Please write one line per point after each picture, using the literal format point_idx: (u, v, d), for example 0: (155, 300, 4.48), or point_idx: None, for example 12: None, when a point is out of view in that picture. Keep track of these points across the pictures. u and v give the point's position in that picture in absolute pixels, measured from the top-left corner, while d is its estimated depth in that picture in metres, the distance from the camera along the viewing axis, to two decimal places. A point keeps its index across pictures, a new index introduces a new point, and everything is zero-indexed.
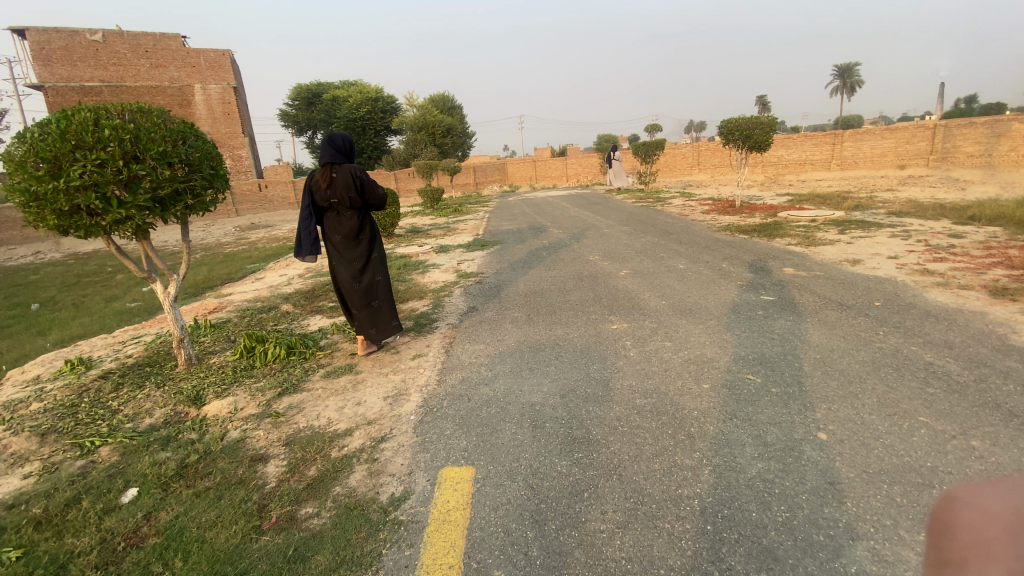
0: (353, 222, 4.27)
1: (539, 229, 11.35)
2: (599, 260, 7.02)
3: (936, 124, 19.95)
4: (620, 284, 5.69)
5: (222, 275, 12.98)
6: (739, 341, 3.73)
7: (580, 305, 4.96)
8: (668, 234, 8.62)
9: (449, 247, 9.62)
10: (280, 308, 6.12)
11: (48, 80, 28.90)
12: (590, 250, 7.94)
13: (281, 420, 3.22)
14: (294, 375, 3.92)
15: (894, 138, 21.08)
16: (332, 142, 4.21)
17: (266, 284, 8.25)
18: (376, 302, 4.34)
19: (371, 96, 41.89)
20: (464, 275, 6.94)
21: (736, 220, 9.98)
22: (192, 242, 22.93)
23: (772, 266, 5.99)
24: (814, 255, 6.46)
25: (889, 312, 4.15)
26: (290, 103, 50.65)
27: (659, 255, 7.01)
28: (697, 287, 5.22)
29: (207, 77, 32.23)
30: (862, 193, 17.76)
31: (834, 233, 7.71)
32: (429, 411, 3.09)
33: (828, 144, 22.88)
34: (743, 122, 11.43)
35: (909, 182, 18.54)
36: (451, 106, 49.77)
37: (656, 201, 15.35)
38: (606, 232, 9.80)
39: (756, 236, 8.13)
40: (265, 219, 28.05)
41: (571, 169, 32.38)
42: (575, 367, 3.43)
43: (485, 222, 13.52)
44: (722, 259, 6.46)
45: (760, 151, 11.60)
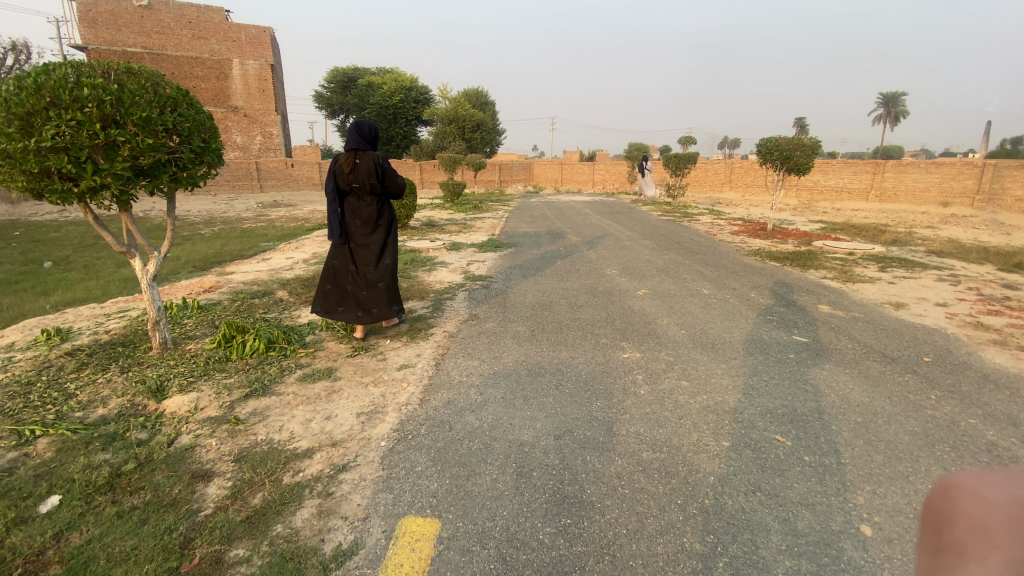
0: (373, 208, 4.20)
1: (558, 234, 10.92)
2: (618, 275, 6.57)
3: (985, 163, 19.00)
4: (637, 305, 5.24)
5: (234, 251, 12.84)
6: (768, 389, 3.26)
7: (590, 325, 4.53)
8: (693, 254, 8.13)
9: (462, 245, 9.25)
10: (274, 295, 5.81)
11: (93, 43, 29.44)
12: (608, 262, 7.49)
13: (239, 428, 2.86)
14: (268, 374, 3.57)
15: (939, 173, 20.14)
16: (359, 128, 4.11)
17: (271, 266, 8.00)
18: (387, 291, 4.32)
19: (405, 85, 41.82)
20: (472, 278, 6.56)
21: (767, 245, 9.42)
22: (213, 214, 23.00)
23: (805, 301, 5.46)
24: (852, 293, 5.91)
25: (940, 371, 3.63)
26: (326, 85, 51.06)
27: (681, 276, 6.54)
28: (722, 318, 4.75)
29: (246, 52, 32.51)
30: (900, 228, 16.94)
31: (874, 270, 7.13)
32: (402, 437, 2.70)
33: (868, 173, 21.98)
34: (783, 142, 10.84)
35: (951, 221, 17.65)
36: (484, 102, 49.63)
37: (682, 217, 14.79)
38: (627, 244, 9.32)
39: (788, 265, 7.59)
40: (287, 198, 28.14)
41: (598, 175, 31.80)
42: (576, 401, 3.01)
43: (503, 222, 13.15)
44: (751, 288, 5.95)
45: (798, 174, 10.99)
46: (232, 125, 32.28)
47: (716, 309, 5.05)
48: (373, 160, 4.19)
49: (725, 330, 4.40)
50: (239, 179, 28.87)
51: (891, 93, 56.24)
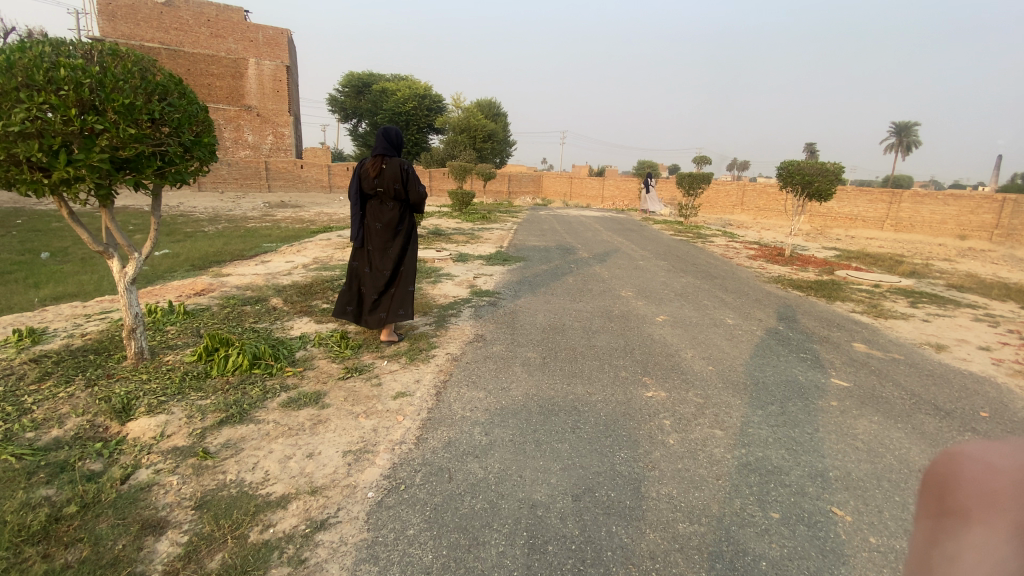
0: (395, 213, 4.30)
1: (568, 250, 10.52)
2: (634, 298, 6.17)
3: (1006, 197, 18.59)
4: (657, 333, 4.83)
5: (235, 251, 12.51)
6: (816, 446, 2.85)
7: (606, 354, 4.13)
8: (711, 278, 7.73)
9: (469, 257, 8.88)
10: (268, 302, 5.45)
11: (111, 37, 29.60)
12: (623, 283, 7.10)
13: (207, 464, 2.47)
14: (249, 396, 3.20)
15: (957, 206, 19.72)
16: (387, 135, 4.22)
17: (269, 269, 7.65)
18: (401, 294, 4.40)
19: (418, 92, 41.86)
20: (479, 293, 6.18)
21: (787, 272, 9.03)
22: (218, 211, 22.77)
23: (837, 337, 5.05)
24: (886, 330, 5.49)
25: (1003, 430, 3.22)
26: (340, 89, 51.31)
27: (701, 302, 6.16)
28: (751, 354, 4.35)
29: (262, 53, 32.61)
30: (917, 259, 16.51)
31: (904, 306, 6.72)
32: (394, 486, 2.31)
33: (884, 202, 21.57)
34: (805, 167, 10.49)
35: (969, 254, 17.22)
36: (496, 113, 49.74)
37: (695, 237, 14.43)
38: (641, 263, 8.93)
39: (812, 295, 7.19)
40: (295, 199, 27.97)
41: (609, 191, 31.50)
42: (595, 451, 2.63)
43: (511, 234, 12.82)
44: (778, 319, 5.55)
45: (820, 200, 10.62)
46: (244, 124, 32.23)
47: (744, 343, 4.64)
48: (398, 167, 4.30)
49: (756, 369, 4.00)
50: (247, 177, 28.61)
51: (904, 123, 55.97)
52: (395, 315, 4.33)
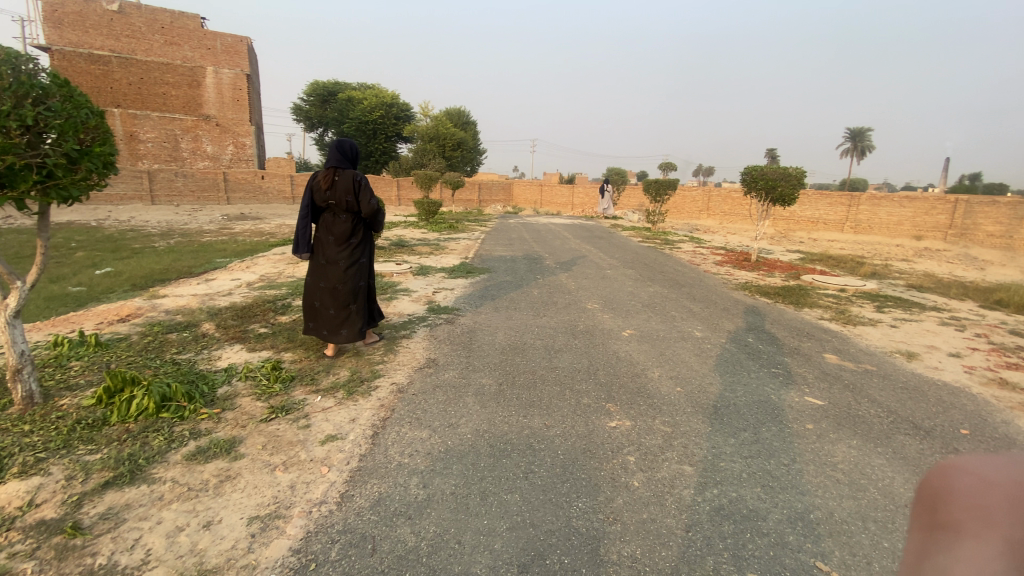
0: (348, 226, 4.10)
1: (535, 259, 10.23)
2: (601, 311, 5.89)
3: (957, 199, 19.25)
4: (623, 350, 4.53)
5: (183, 268, 11.77)
6: (793, 481, 2.58)
7: (568, 377, 3.80)
8: (678, 286, 7.54)
9: (430, 269, 8.48)
10: (198, 329, 4.93)
11: (57, 44, 28.16)
12: (589, 293, 6.82)
13: (74, 545, 2.02)
14: (148, 448, 2.73)
15: (913, 208, 20.33)
16: (338, 146, 4.07)
17: (210, 289, 7.08)
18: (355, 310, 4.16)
19: (385, 101, 41.24)
20: (436, 309, 5.78)
21: (754, 277, 8.93)
22: (172, 225, 21.68)
23: (807, 347, 4.86)
24: (855, 337, 5.35)
25: (985, 450, 3.01)
26: (305, 99, 50.27)
27: (669, 312, 5.93)
28: (721, 371, 4.09)
29: (220, 61, 31.48)
30: (876, 260, 16.88)
31: (871, 311, 6.64)
32: (304, 565, 1.91)
33: (843, 205, 22.11)
34: (768, 171, 10.48)
35: (925, 254, 17.72)
36: (466, 121, 49.54)
37: (664, 243, 14.37)
38: (608, 272, 8.69)
39: (780, 302, 7.05)
40: (255, 212, 27.00)
41: (578, 198, 31.52)
42: (551, 501, 2.30)
43: (477, 244, 12.46)
44: (748, 329, 5.34)
45: (784, 205, 10.61)
46: (202, 134, 30.98)
47: (713, 358, 4.39)
48: (351, 178, 4.14)
49: (727, 389, 3.74)
50: (204, 189, 27.39)
51: (857, 128, 58.58)
52: (348, 332, 4.09)
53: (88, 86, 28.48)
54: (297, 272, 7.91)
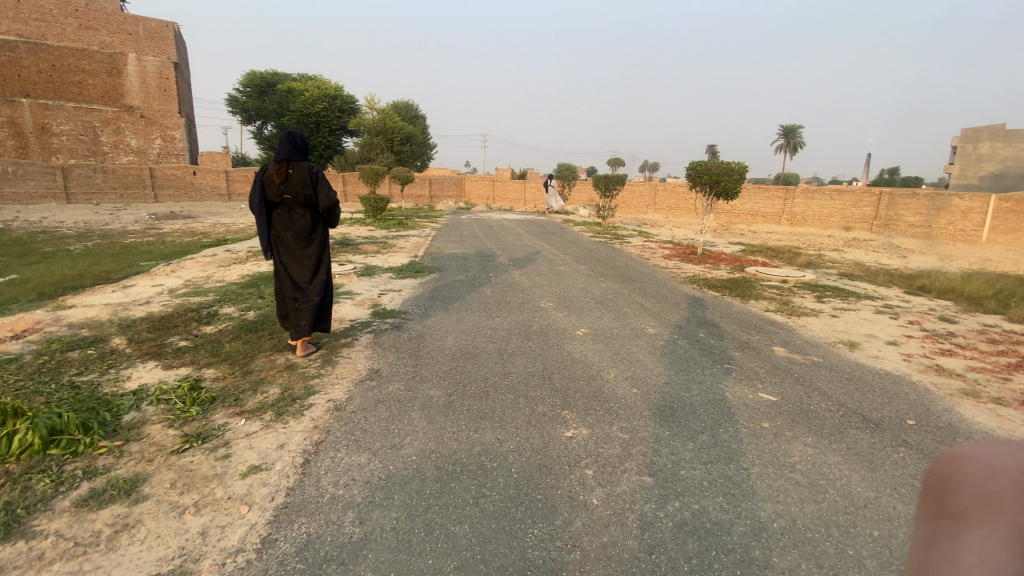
0: (306, 218, 4.27)
1: (487, 256, 9.98)
2: (554, 309, 5.72)
3: (881, 191, 20.58)
4: (578, 350, 4.36)
5: (100, 273, 10.70)
6: (753, 487, 2.48)
7: (520, 382, 3.58)
8: (630, 282, 7.52)
9: (375, 269, 8.06)
10: (106, 344, 4.39)
11: None
12: (541, 291, 6.66)
13: None
14: (29, 495, 2.31)
15: (842, 200, 21.56)
16: (291, 140, 4.23)
17: (127, 297, 6.40)
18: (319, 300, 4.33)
19: (328, 93, 39.59)
20: (380, 314, 5.43)
21: (702, 270, 9.09)
22: (92, 226, 19.86)
23: (756, 340, 4.88)
24: (800, 328, 5.46)
25: (931, 440, 3.05)
26: (241, 90, 47.53)
27: (622, 309, 5.86)
28: (676, 369, 4.00)
29: (144, 48, 29.03)
30: (811, 251, 17.78)
31: (813, 301, 6.85)
32: None
33: (780, 198, 23.15)
34: (712, 166, 10.69)
35: (854, 244, 18.86)
36: (414, 115, 48.46)
37: (614, 238, 14.48)
38: (561, 268, 8.58)
39: (727, 294, 7.14)
40: (187, 210, 25.23)
41: (530, 193, 31.47)
42: (505, 530, 2.09)
43: (427, 241, 12.07)
44: (699, 323, 5.33)
45: (727, 199, 10.84)
46: (125, 126, 28.57)
47: (667, 355, 4.31)
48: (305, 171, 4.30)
49: (683, 388, 3.64)
50: (128, 186, 25.25)
51: (790, 125, 61.96)
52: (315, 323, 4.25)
53: None
54: (228, 277, 7.31)
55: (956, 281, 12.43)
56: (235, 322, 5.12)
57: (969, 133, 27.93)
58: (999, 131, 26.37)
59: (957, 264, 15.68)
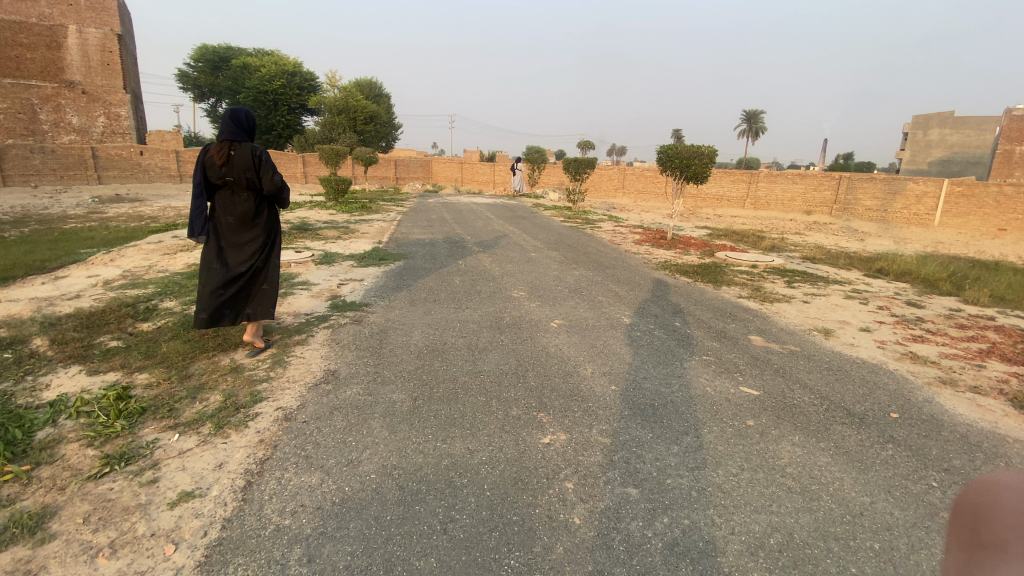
0: (250, 204, 3.97)
1: (455, 242, 9.60)
2: (526, 299, 5.45)
3: (841, 176, 21.08)
4: (552, 344, 4.11)
5: (30, 262, 9.78)
6: (744, 497, 2.30)
7: (493, 382, 3.29)
8: (603, 268, 7.31)
9: (335, 257, 7.59)
10: (22, 347, 3.87)
11: None
12: (512, 279, 6.36)
13: None
14: None
15: (804, 184, 22.00)
16: (234, 118, 3.86)
17: (54, 290, 5.76)
18: (264, 291, 4.11)
19: (286, 70, 37.69)
20: (339, 306, 5.03)
21: (673, 256, 8.98)
22: (28, 210, 18.33)
23: (733, 328, 4.74)
24: (774, 315, 5.37)
25: (917, 435, 2.96)
26: (191, 64, 44.74)
27: (596, 298, 5.64)
28: (657, 362, 3.79)
29: (85, 19, 26.64)
30: (775, 234, 18.11)
31: (784, 287, 6.80)
32: None
33: (744, 182, 23.31)
34: (682, 150, 10.54)
35: (815, 228, 19.32)
36: (377, 94, 46.86)
37: (585, 223, 14.27)
38: (532, 254, 8.30)
39: (699, 280, 7.00)
40: (135, 193, 23.64)
41: (498, 176, 30.95)
42: (478, 564, 1.83)
43: (392, 226, 11.57)
44: (675, 311, 5.17)
45: (697, 182, 10.73)
46: (65, 103, 26.41)
47: (645, 346, 4.11)
48: (249, 153, 3.96)
49: (664, 383, 3.44)
50: (68, 167, 23.41)
51: (752, 110, 63.15)
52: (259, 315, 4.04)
53: None
54: (172, 266, 6.71)
55: (913, 263, 12.84)
56: (175, 318, 4.64)
57: (919, 120, 29.00)
58: (948, 118, 27.33)
59: (911, 247, 16.25)
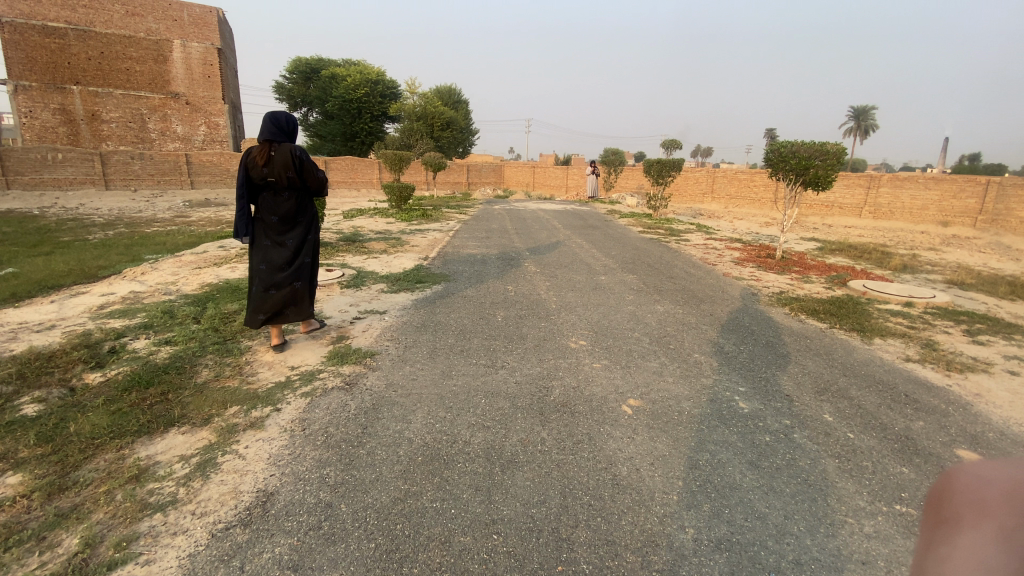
0: (290, 204, 3.98)
1: (511, 257, 8.19)
2: (587, 353, 3.90)
3: (991, 180, 17.26)
4: (624, 454, 2.55)
5: (92, 268, 9.75)
6: None
7: (511, 561, 1.83)
8: (696, 303, 5.60)
9: (367, 277, 6.44)
10: None
11: (6, 15, 24.82)
12: (574, 318, 4.84)
13: None
14: None
15: (939, 190, 18.36)
16: (274, 119, 3.90)
17: (49, 314, 5.10)
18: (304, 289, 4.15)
19: (370, 78, 38.67)
20: (337, 355, 3.79)
21: (786, 282, 7.01)
22: (123, 213, 19.46)
23: (923, 432, 2.93)
24: (979, 403, 3.41)
25: None
26: (287, 76, 47.46)
27: (689, 353, 3.99)
28: (811, 519, 2.13)
29: (188, 34, 28.51)
30: (902, 250, 14.98)
31: (967, 342, 4.72)
32: None
33: (861, 187, 19.94)
34: (801, 148, 8.39)
35: (954, 242, 15.82)
36: (456, 99, 47.09)
37: (668, 234, 12.39)
38: (603, 278, 6.71)
39: (833, 325, 5.07)
40: (222, 198, 24.78)
41: (572, 181, 29.38)
42: None
43: (448, 236, 10.47)
44: (814, 388, 3.42)
45: (816, 189, 8.55)
46: (170, 113, 28.41)
47: (783, 471, 2.45)
48: (289, 153, 3.96)
49: None
50: (165, 173, 24.94)
51: (859, 107, 56.67)
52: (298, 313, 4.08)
53: (41, 60, 25.51)
54: (186, 287, 5.92)
55: None
56: (132, 367, 3.64)
57: None
58: None
59: None
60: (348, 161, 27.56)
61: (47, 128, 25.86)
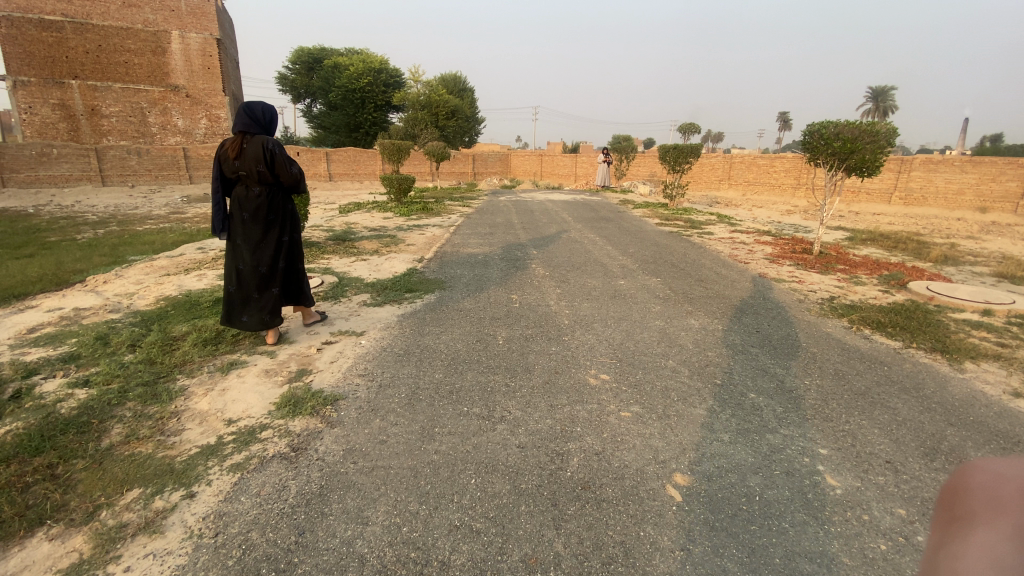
0: (263, 200, 3.55)
1: (516, 257, 7.32)
2: (611, 395, 3.02)
3: None
4: None
5: (67, 273, 9.03)
6: None
7: None
8: (735, 315, 4.70)
9: (350, 285, 5.61)
10: None
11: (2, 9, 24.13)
12: (591, 340, 3.96)
13: None
14: None
15: (976, 173, 17.11)
16: (247, 108, 3.48)
17: None
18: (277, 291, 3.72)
19: (372, 67, 37.68)
20: (290, 400, 2.96)
21: (834, 284, 6.06)
22: (119, 210, 18.82)
23: None
24: None
25: None
26: (290, 66, 46.57)
27: (740, 392, 3.09)
28: None
29: (187, 25, 27.69)
30: (938, 238, 13.85)
31: None
32: None
33: (891, 171, 18.70)
34: (846, 129, 7.39)
35: (994, 230, 14.66)
36: (462, 88, 45.97)
37: (688, 226, 11.42)
38: (623, 283, 5.82)
39: (908, 343, 4.15)
40: None
41: (581, 169, 28.33)
42: None
43: (447, 232, 9.62)
44: (920, 450, 2.54)
45: (863, 175, 7.54)
46: (171, 106, 27.64)
47: None
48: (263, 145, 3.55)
49: None
50: (162, 167, 24.23)
51: (878, 88, 55.10)
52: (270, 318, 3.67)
53: (39, 55, 24.71)
54: (142, 301, 5.14)
55: None
56: (31, 418, 2.85)
57: None
58: None
59: None
60: (350, 153, 26.70)
61: (48, 125, 25.02)
